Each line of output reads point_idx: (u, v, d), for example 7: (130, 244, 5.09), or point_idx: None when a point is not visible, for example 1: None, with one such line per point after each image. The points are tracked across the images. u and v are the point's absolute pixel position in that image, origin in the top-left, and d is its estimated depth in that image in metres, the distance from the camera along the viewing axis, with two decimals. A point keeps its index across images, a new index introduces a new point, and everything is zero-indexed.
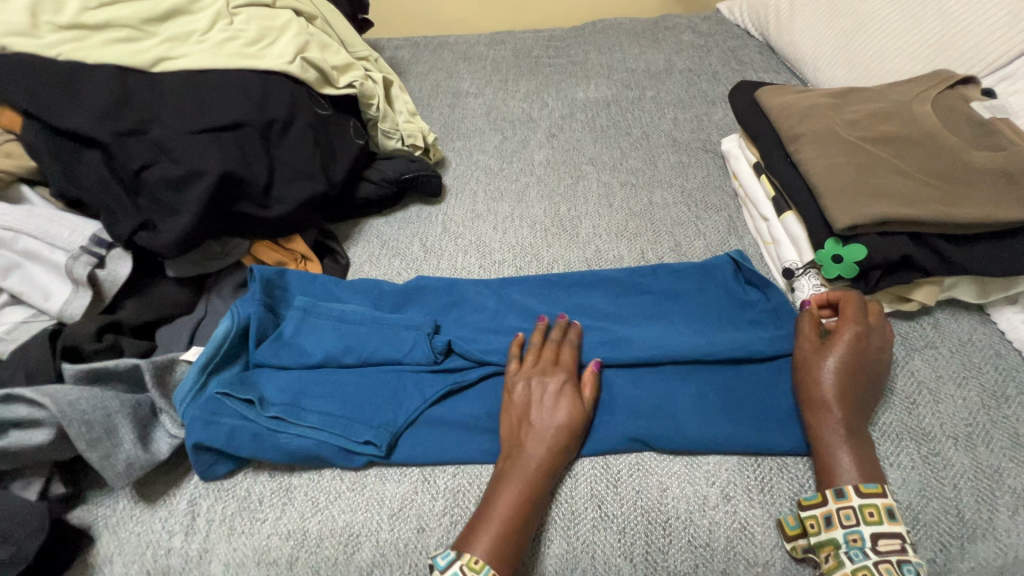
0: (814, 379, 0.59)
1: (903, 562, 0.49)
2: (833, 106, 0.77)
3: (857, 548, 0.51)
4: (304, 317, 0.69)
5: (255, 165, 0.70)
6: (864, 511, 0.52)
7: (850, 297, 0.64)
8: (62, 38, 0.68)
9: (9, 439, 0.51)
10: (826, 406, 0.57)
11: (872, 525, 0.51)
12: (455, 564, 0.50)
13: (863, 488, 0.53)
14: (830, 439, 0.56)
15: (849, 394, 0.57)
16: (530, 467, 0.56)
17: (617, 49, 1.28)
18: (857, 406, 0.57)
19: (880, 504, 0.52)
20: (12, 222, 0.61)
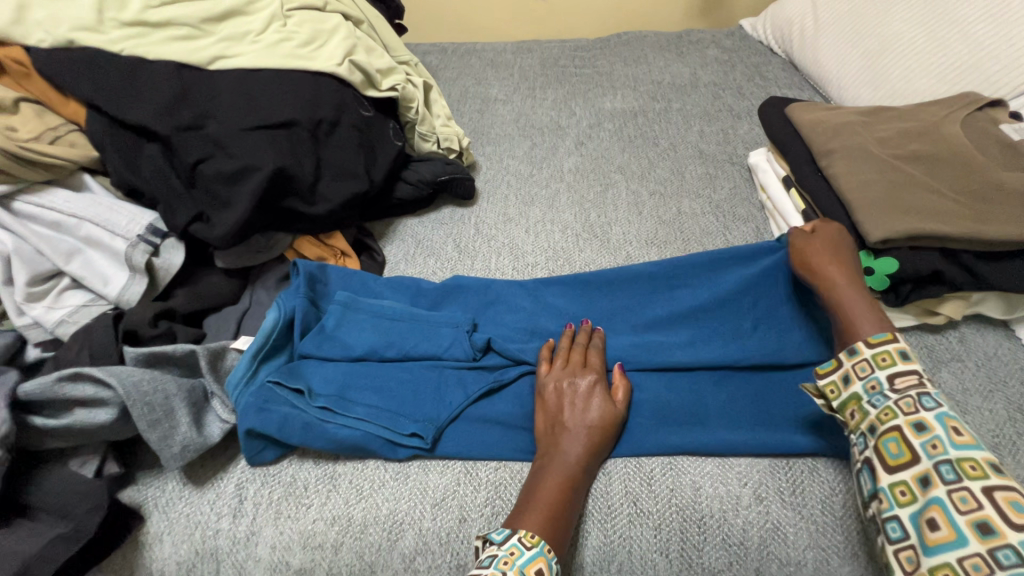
0: (814, 267, 0.65)
1: (922, 395, 0.51)
2: (863, 124, 0.80)
3: (878, 394, 0.52)
4: (345, 311, 0.71)
5: (304, 163, 0.72)
6: (877, 358, 0.54)
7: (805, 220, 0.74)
8: (125, 34, 0.70)
9: (76, 417, 0.53)
10: (831, 280, 0.63)
11: (887, 369, 0.53)
12: (512, 536, 0.52)
13: (874, 339, 0.55)
14: (843, 300, 0.61)
15: (845, 268, 0.64)
16: (568, 462, 0.58)
17: (642, 61, 1.31)
18: (854, 274, 0.64)
19: (892, 349, 0.54)
20: (73, 209, 0.63)
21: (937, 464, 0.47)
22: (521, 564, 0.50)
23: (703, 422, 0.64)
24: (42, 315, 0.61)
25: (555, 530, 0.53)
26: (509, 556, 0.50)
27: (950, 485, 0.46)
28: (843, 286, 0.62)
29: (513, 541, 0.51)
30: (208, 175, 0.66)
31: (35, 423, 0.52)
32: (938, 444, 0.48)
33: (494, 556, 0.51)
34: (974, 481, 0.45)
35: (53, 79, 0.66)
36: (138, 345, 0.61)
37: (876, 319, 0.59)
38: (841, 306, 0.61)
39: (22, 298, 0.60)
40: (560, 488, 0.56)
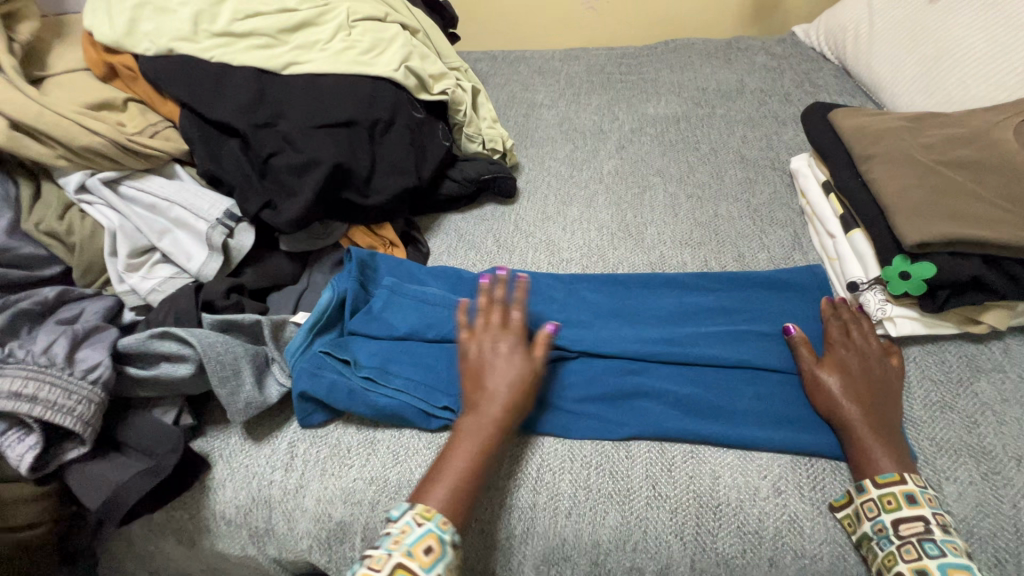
0: (837, 408, 0.62)
1: (907, 494, 0.55)
2: (909, 129, 0.79)
3: (884, 537, 0.53)
4: (390, 295, 0.78)
5: (360, 159, 0.79)
6: (883, 500, 0.55)
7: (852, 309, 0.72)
8: (216, 43, 0.80)
9: (162, 369, 0.62)
10: (857, 431, 0.60)
11: (892, 513, 0.54)
12: (407, 513, 0.54)
13: (881, 480, 0.56)
14: (865, 438, 0.59)
15: (870, 400, 0.62)
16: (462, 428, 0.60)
17: (689, 68, 1.32)
18: (876, 407, 0.61)
19: (899, 491, 0.55)
20: (167, 194, 0.73)
21: (921, 542, 0.52)
22: (409, 543, 0.52)
23: (726, 415, 0.65)
24: (138, 283, 0.70)
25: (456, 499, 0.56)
26: (400, 534, 0.52)
27: (932, 559, 0.51)
28: (869, 432, 0.59)
29: (406, 518, 0.53)
30: (277, 167, 0.74)
31: (129, 372, 0.61)
32: (928, 529, 0.53)
33: (387, 533, 0.53)
34: (953, 559, 0.50)
35: (156, 82, 0.76)
36: (214, 313, 0.70)
37: (894, 465, 0.57)
38: (862, 452, 0.59)
39: (123, 268, 0.70)
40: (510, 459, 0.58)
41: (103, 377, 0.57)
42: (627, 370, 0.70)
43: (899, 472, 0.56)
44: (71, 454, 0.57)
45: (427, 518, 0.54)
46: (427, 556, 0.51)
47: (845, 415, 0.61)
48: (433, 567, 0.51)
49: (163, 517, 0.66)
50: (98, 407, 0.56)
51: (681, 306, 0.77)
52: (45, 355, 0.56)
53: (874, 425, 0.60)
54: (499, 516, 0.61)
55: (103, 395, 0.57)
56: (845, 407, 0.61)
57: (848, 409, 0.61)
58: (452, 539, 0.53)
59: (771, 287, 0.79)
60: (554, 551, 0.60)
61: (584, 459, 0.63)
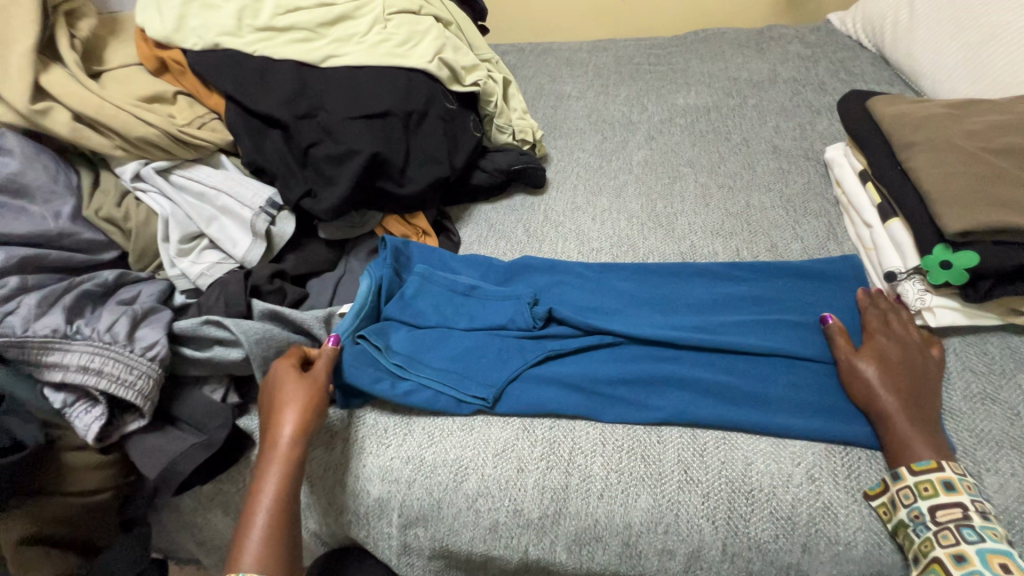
0: (873, 397, 0.61)
1: (944, 480, 0.55)
2: (952, 116, 0.77)
3: (921, 523, 0.53)
4: (423, 282, 0.79)
5: (396, 150, 0.81)
6: (920, 487, 0.54)
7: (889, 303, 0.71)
8: (259, 37, 0.83)
9: (215, 352, 0.65)
10: (893, 420, 0.59)
11: (929, 500, 0.54)
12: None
13: (918, 467, 0.56)
14: (902, 427, 0.59)
15: (908, 389, 0.61)
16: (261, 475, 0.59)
17: (719, 58, 1.31)
18: (913, 397, 0.61)
19: (936, 478, 0.55)
20: (214, 184, 0.76)
21: (959, 527, 0.52)
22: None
23: (761, 405, 0.65)
24: (188, 268, 0.73)
25: (271, 547, 0.56)
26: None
27: (971, 544, 0.50)
28: (907, 421, 0.59)
29: None
30: (318, 157, 0.77)
31: (183, 352, 0.65)
32: (967, 515, 0.52)
33: None
34: (993, 545, 0.50)
35: (203, 76, 0.79)
36: (261, 299, 0.73)
37: (931, 453, 0.57)
38: (898, 440, 0.58)
39: (175, 253, 0.73)
40: (279, 503, 0.58)
41: (161, 354, 0.61)
42: (656, 357, 0.71)
43: (936, 459, 0.56)
44: (132, 425, 0.61)
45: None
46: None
47: (881, 405, 0.61)
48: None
49: (211, 489, 0.70)
50: (156, 382, 0.60)
51: (713, 295, 0.77)
52: (109, 333, 0.59)
53: (910, 415, 0.60)
54: (532, 497, 0.63)
55: (160, 371, 0.61)
56: (883, 397, 0.61)
57: (886, 399, 0.60)
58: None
59: (805, 277, 0.78)
60: (586, 531, 0.61)
61: (615, 443, 0.65)
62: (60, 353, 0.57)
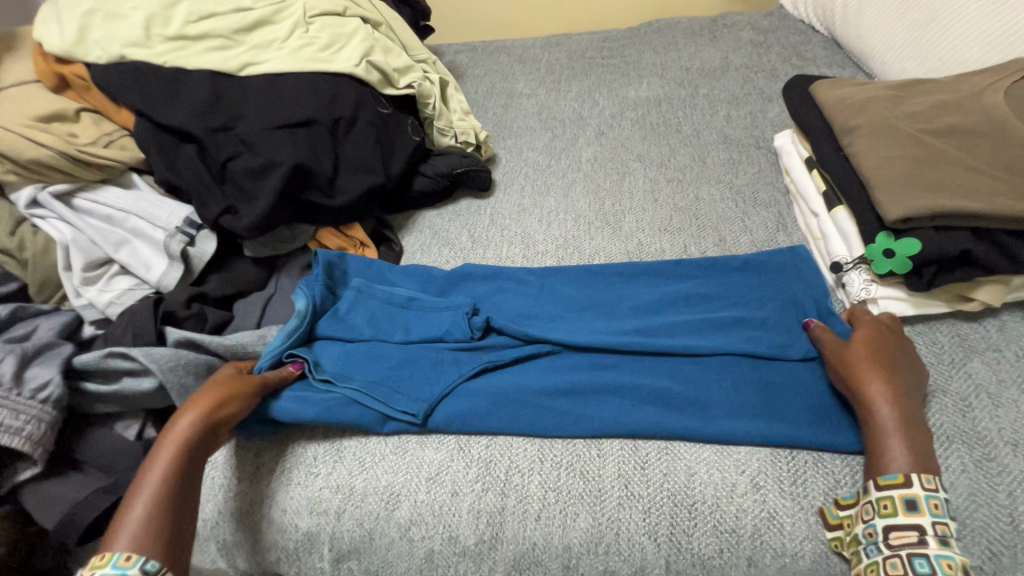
0: (863, 388, 0.57)
1: (908, 498, 0.50)
2: (893, 98, 0.75)
3: (874, 543, 0.49)
4: (358, 296, 0.75)
5: (324, 159, 0.77)
6: (880, 504, 0.50)
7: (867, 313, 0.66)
8: (169, 47, 0.78)
9: (122, 384, 0.61)
10: (876, 417, 0.55)
11: (886, 518, 0.49)
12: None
13: (883, 480, 0.51)
14: (885, 423, 0.54)
15: (896, 382, 0.57)
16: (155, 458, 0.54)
17: (672, 48, 1.28)
18: (905, 390, 0.56)
19: (898, 496, 0.50)
20: (123, 205, 0.72)
21: (911, 556, 0.47)
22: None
23: (704, 408, 0.62)
24: (96, 296, 0.69)
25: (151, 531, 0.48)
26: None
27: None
28: (894, 419, 0.54)
29: None
30: (236, 172, 0.72)
31: (87, 388, 0.60)
32: (923, 540, 0.48)
33: None
34: None
35: (108, 90, 0.75)
36: (176, 326, 0.69)
37: (910, 461, 0.52)
38: (878, 445, 0.53)
39: (79, 282, 0.69)
40: (171, 480, 0.52)
41: (53, 395, 0.56)
42: (599, 364, 0.68)
43: (908, 473, 0.51)
44: (24, 474, 0.56)
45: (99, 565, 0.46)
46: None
47: (869, 395, 0.56)
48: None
49: None
50: (49, 426, 0.56)
51: (660, 296, 0.74)
52: None
53: (899, 415, 0.54)
54: (467, 523, 0.59)
55: (55, 413, 0.57)
56: (873, 384, 0.56)
57: (874, 391, 0.56)
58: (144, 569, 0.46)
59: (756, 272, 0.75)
60: (525, 555, 0.57)
61: (554, 460, 0.61)
62: None
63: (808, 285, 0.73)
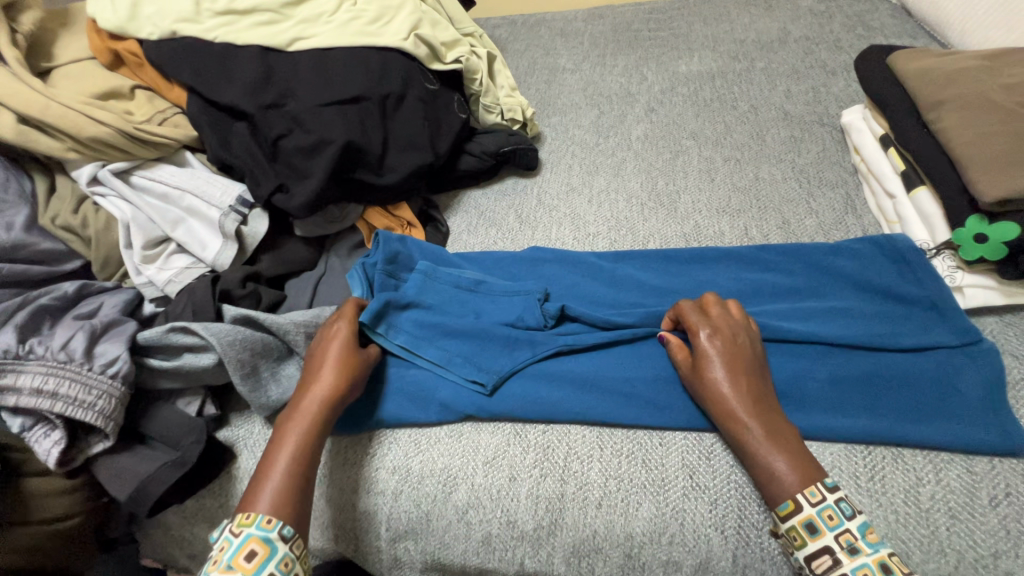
0: (728, 407, 0.54)
1: (805, 523, 0.48)
2: (986, 69, 0.69)
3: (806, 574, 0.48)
4: (426, 279, 0.72)
5: (373, 136, 0.75)
6: (789, 537, 0.49)
7: (687, 305, 0.61)
8: (219, 22, 0.77)
9: (184, 361, 0.61)
10: (744, 437, 0.53)
11: (801, 550, 0.48)
12: (227, 529, 0.49)
13: (780, 512, 0.49)
14: (758, 452, 0.52)
15: (756, 398, 0.54)
16: (291, 423, 0.56)
17: (724, 19, 1.21)
18: (751, 404, 0.54)
19: (797, 523, 0.48)
20: (178, 183, 0.72)
21: None
22: (229, 557, 0.47)
23: (798, 403, 0.58)
24: (155, 275, 0.70)
25: (289, 491, 0.52)
26: (218, 553, 0.48)
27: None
28: (760, 439, 0.52)
29: (224, 533, 0.49)
30: (288, 150, 0.71)
31: (151, 363, 0.61)
32: (836, 561, 0.46)
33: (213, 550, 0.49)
34: None
35: (161, 68, 0.74)
36: (232, 304, 0.69)
37: (799, 479, 0.49)
38: (760, 467, 0.51)
39: (139, 260, 0.70)
40: (305, 450, 0.55)
41: (122, 370, 0.57)
42: None
43: (796, 496, 0.49)
44: (97, 447, 0.58)
45: (246, 524, 0.49)
46: (251, 562, 0.47)
47: (735, 425, 0.53)
48: (261, 570, 0.47)
49: (194, 505, 0.66)
50: (119, 401, 0.57)
51: (741, 283, 0.70)
52: (64, 350, 0.57)
53: (760, 435, 0.52)
54: (526, 508, 0.58)
55: (123, 389, 0.58)
56: (738, 414, 0.53)
57: (733, 418, 0.53)
58: (284, 534, 0.49)
59: (848, 255, 0.69)
60: (585, 543, 0.56)
61: (614, 448, 0.60)
62: (11, 375, 0.54)
63: (910, 275, 0.65)
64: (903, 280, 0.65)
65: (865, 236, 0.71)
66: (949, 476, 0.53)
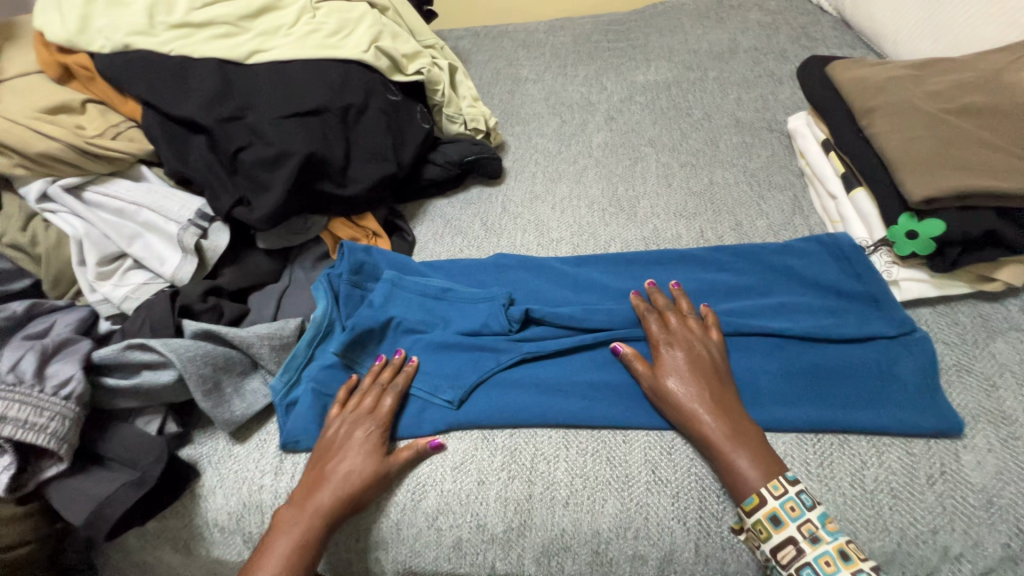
0: (691, 411, 0.57)
1: (771, 516, 0.51)
2: (912, 78, 0.74)
3: (774, 566, 0.52)
4: (392, 289, 0.73)
5: (335, 148, 0.76)
6: (755, 530, 0.52)
7: (649, 317, 0.65)
8: (174, 35, 0.77)
9: (143, 379, 0.60)
10: (708, 437, 0.56)
11: (767, 542, 0.52)
12: None
13: (746, 507, 0.52)
14: (723, 453, 0.55)
15: (720, 402, 0.58)
16: (286, 527, 0.56)
17: (679, 31, 1.26)
18: (714, 409, 0.57)
19: (763, 517, 0.51)
20: (133, 197, 0.71)
21: (799, 570, 0.50)
22: None
23: (752, 396, 0.61)
24: (110, 292, 0.68)
25: None
26: None
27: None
28: (722, 439, 0.55)
29: None
30: (248, 162, 0.71)
31: (107, 382, 0.59)
32: (800, 550, 0.50)
33: None
34: None
35: (114, 81, 0.73)
36: (193, 318, 0.68)
37: (762, 474, 0.53)
38: (725, 464, 0.54)
39: (93, 277, 0.68)
40: (290, 561, 0.54)
41: (76, 391, 0.56)
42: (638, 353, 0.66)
43: (761, 491, 0.52)
44: (50, 471, 0.56)
45: None
46: None
47: (700, 429, 0.56)
48: None
49: (156, 527, 0.64)
50: (73, 422, 0.56)
51: (697, 283, 0.73)
52: (13, 373, 0.55)
53: (723, 438, 0.55)
54: (495, 510, 0.59)
55: (78, 410, 0.56)
56: (701, 417, 0.56)
57: (699, 422, 0.56)
58: None
59: (796, 253, 0.73)
60: (554, 542, 0.57)
61: (579, 446, 0.61)
62: None
63: (852, 272, 0.69)
64: (846, 277, 0.69)
65: (810, 235, 0.75)
66: (890, 458, 0.56)
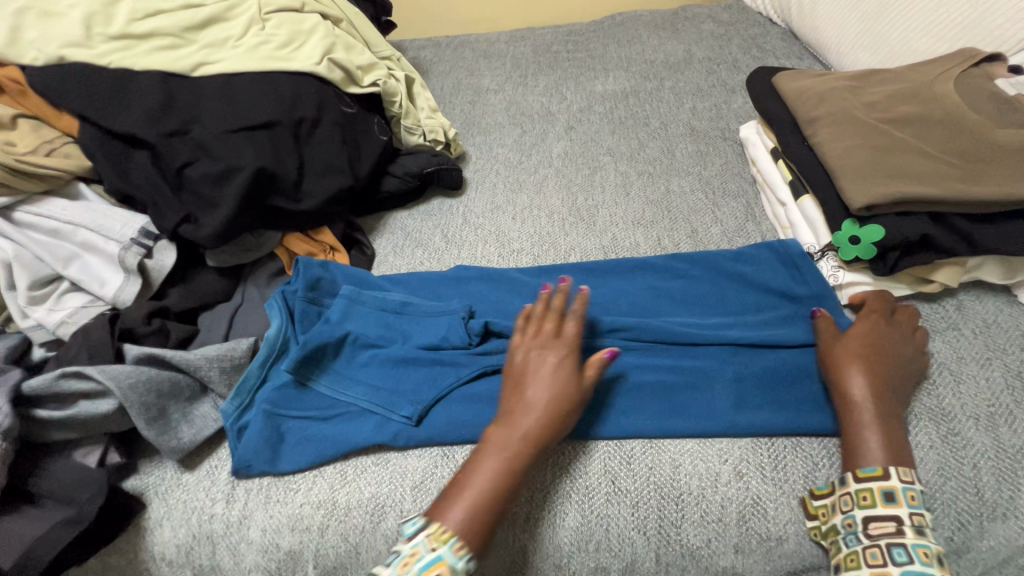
0: (847, 394, 0.57)
1: (885, 491, 0.51)
2: (851, 89, 0.77)
3: (852, 533, 0.51)
4: (349, 305, 0.71)
5: (288, 162, 0.74)
6: (858, 495, 0.52)
7: (873, 297, 0.65)
8: (113, 48, 0.74)
9: (80, 409, 0.57)
10: (860, 406, 0.55)
11: (865, 509, 0.51)
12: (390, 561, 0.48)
13: (863, 472, 0.53)
14: (867, 428, 0.54)
15: (883, 383, 0.57)
16: (490, 453, 0.53)
17: (636, 42, 1.28)
18: (880, 386, 0.56)
19: (877, 488, 0.52)
20: (70, 217, 0.68)
21: (889, 546, 0.49)
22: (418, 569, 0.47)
23: (710, 402, 0.62)
24: (44, 317, 0.65)
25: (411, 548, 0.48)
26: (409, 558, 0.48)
27: (898, 566, 0.48)
28: (869, 421, 0.55)
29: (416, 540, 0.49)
30: (194, 178, 0.69)
31: (41, 414, 0.56)
32: (901, 530, 0.50)
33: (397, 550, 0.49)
34: (920, 566, 0.48)
35: (46, 95, 0.70)
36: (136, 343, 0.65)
37: (887, 455, 0.53)
38: (854, 438, 0.55)
39: (25, 301, 0.65)
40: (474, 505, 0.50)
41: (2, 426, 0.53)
42: None
43: (886, 466, 0.52)
44: None
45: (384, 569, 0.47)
46: None
47: (849, 392, 0.56)
48: None
49: (99, 564, 0.61)
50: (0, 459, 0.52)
51: (655, 291, 0.74)
52: None
53: (880, 420, 0.55)
54: None
55: (5, 445, 0.53)
56: (855, 387, 0.56)
57: (853, 389, 0.56)
58: None
59: (749, 259, 0.74)
60: (517, 558, 0.57)
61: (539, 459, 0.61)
62: None
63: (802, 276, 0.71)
64: (795, 282, 0.71)
65: (762, 242, 0.77)
66: None
